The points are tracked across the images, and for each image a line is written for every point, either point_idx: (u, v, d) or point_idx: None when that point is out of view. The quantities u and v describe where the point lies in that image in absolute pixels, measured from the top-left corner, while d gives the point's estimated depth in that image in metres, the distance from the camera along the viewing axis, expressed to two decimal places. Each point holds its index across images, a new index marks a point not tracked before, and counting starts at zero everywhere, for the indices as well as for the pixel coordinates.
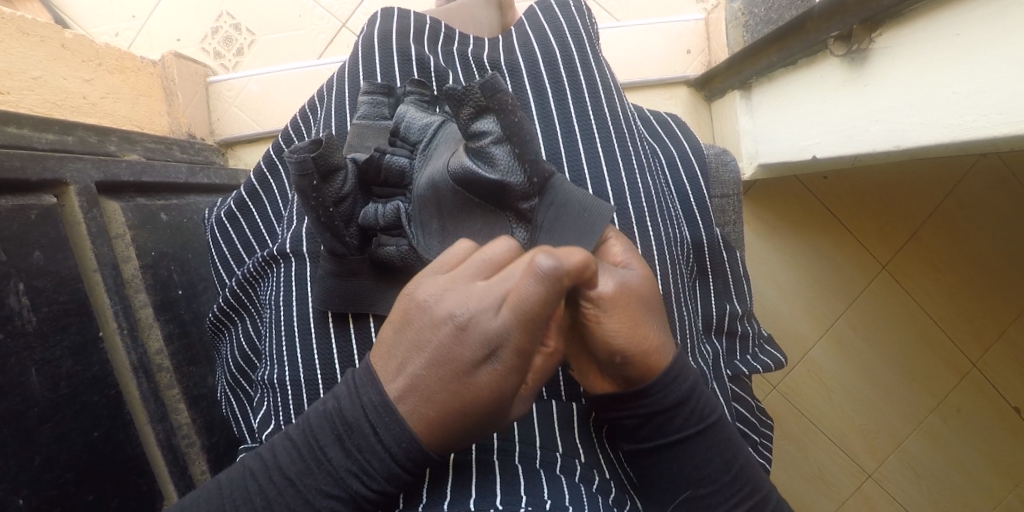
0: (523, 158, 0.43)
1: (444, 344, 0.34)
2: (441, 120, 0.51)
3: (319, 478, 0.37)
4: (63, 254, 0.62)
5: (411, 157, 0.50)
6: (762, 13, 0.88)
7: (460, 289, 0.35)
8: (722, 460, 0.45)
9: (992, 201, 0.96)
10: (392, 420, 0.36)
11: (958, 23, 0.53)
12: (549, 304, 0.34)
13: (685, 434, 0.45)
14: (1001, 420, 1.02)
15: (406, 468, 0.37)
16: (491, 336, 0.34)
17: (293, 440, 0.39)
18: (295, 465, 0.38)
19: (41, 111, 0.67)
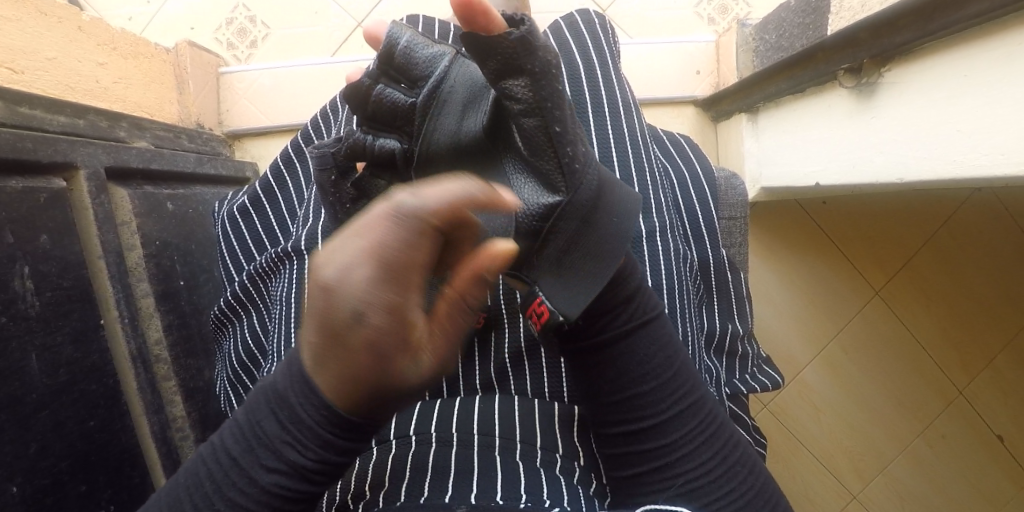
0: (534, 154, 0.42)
1: (312, 292, 0.29)
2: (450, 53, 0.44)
3: (258, 452, 0.35)
4: (69, 239, 0.61)
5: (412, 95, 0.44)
6: (773, 40, 0.89)
7: (348, 243, 0.28)
8: (698, 425, 0.47)
9: (984, 234, 0.99)
10: (309, 389, 0.34)
11: (967, 65, 0.55)
12: (405, 250, 0.28)
13: (670, 414, 0.46)
14: (985, 447, 1.04)
15: (339, 436, 0.34)
16: (349, 286, 0.28)
17: (236, 422, 0.37)
18: (238, 445, 0.36)
19: (53, 93, 0.67)
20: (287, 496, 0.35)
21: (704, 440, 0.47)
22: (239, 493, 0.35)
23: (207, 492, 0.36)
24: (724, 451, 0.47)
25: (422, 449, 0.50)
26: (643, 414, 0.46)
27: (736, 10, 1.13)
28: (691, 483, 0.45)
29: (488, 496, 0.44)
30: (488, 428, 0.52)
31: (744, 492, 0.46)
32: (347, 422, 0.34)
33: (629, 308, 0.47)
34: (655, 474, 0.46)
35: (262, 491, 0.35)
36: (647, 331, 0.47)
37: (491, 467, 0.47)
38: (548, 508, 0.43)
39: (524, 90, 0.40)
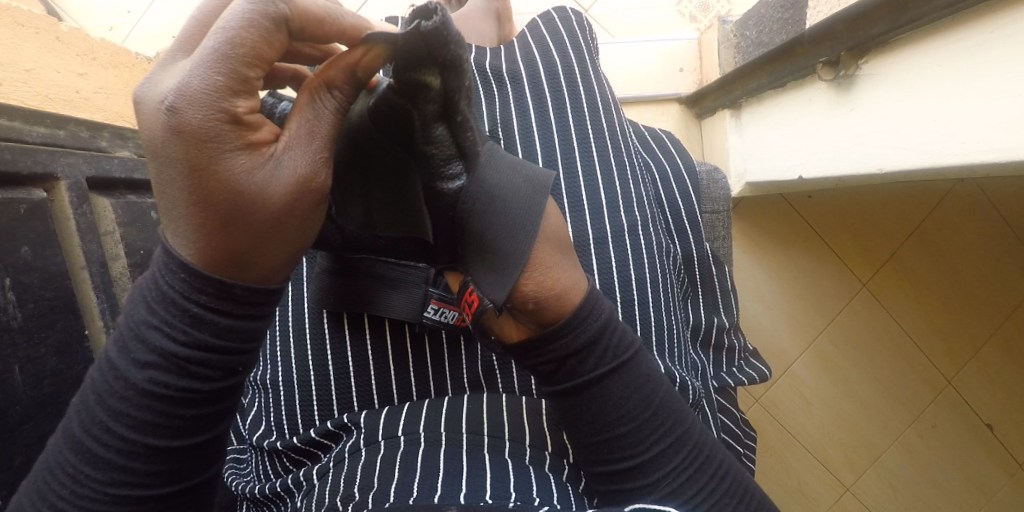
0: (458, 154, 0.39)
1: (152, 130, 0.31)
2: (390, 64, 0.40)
3: (130, 346, 0.34)
4: (51, 250, 0.61)
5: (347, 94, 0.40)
6: (753, 36, 0.90)
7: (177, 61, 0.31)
8: (683, 461, 0.47)
9: (965, 223, 1.01)
10: (170, 256, 0.33)
11: (941, 54, 0.56)
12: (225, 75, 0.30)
13: (653, 454, 0.46)
14: (973, 435, 1.05)
15: (207, 306, 0.33)
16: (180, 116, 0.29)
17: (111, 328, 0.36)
18: (113, 347, 0.35)
19: (33, 103, 0.66)
20: (163, 390, 0.34)
21: (690, 475, 0.47)
22: (115, 394, 0.34)
23: (90, 406, 0.35)
24: (711, 484, 0.47)
25: (409, 450, 0.50)
26: (624, 453, 0.47)
27: (716, 8, 1.14)
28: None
29: (472, 493, 0.44)
30: (475, 425, 0.53)
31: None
32: (212, 284, 0.33)
33: (597, 354, 0.46)
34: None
35: (136, 387, 0.34)
36: (624, 373, 0.47)
37: (478, 466, 0.48)
38: (535, 505, 0.43)
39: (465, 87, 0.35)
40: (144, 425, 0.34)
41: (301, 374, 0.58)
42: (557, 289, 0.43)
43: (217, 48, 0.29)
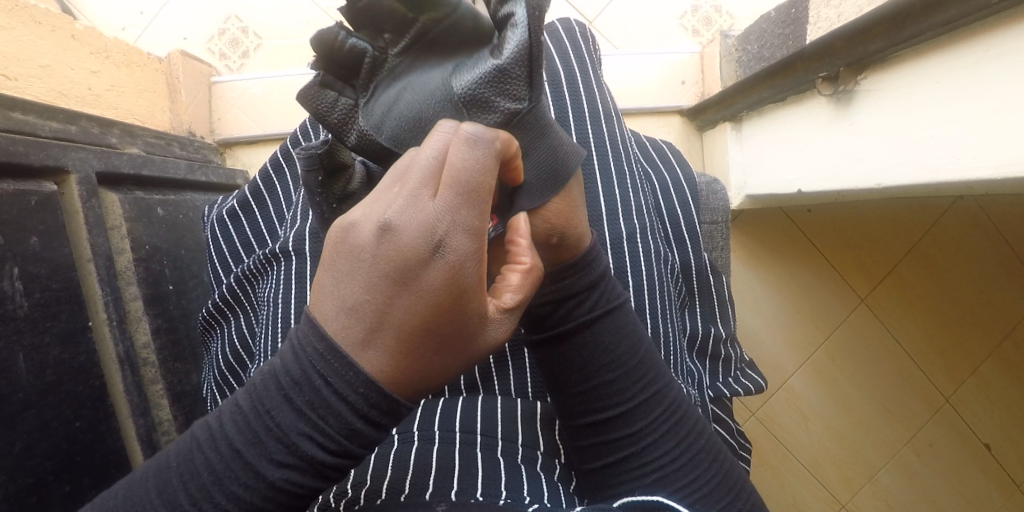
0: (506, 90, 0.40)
1: (370, 249, 0.32)
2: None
3: (269, 445, 0.33)
4: (59, 242, 0.62)
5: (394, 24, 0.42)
6: (755, 50, 0.91)
7: (422, 194, 0.33)
8: (662, 413, 0.49)
9: (966, 242, 1.01)
10: (341, 364, 0.33)
11: (937, 71, 0.57)
12: (474, 184, 0.33)
13: (633, 403, 0.48)
14: (970, 453, 1.05)
15: (369, 421, 0.34)
16: (429, 226, 0.32)
17: (240, 408, 0.34)
18: (243, 435, 0.34)
19: (46, 99, 0.68)
20: (297, 489, 0.34)
21: (670, 429, 0.49)
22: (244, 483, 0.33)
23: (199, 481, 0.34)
24: (687, 440, 0.49)
25: (404, 448, 0.51)
26: (607, 404, 0.48)
27: (720, 23, 1.16)
28: (658, 472, 0.48)
29: (466, 489, 0.45)
30: (470, 424, 0.54)
31: (710, 478, 0.49)
32: (387, 398, 0.33)
33: (592, 296, 0.48)
34: (625, 462, 0.49)
35: (273, 484, 0.33)
36: (614, 318, 0.49)
37: (470, 464, 0.49)
38: (526, 503, 0.44)
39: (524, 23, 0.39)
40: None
41: None
42: (579, 230, 0.45)
43: (467, 186, 0.33)
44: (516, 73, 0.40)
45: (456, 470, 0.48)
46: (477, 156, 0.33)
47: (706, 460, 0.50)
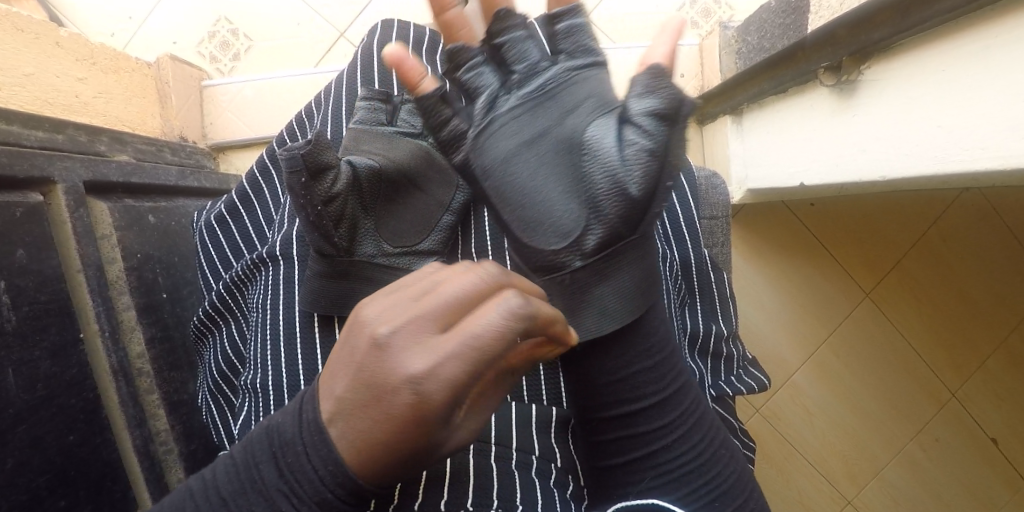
0: (617, 173, 0.44)
1: (362, 359, 0.31)
2: (596, 58, 0.49)
3: (251, 499, 0.33)
4: (47, 253, 0.61)
5: (547, 69, 0.48)
6: (755, 41, 0.88)
7: (421, 319, 0.30)
8: (690, 406, 0.49)
9: (970, 234, 1.00)
10: (319, 439, 0.32)
11: (942, 59, 0.56)
12: (492, 344, 0.30)
13: (666, 393, 0.48)
14: (977, 450, 1.03)
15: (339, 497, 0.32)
16: (410, 368, 0.29)
17: (233, 459, 0.35)
18: (230, 486, 0.34)
19: (32, 108, 0.67)
20: None
21: (694, 423, 0.48)
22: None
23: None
24: (710, 434, 0.49)
25: None
26: (643, 393, 0.47)
27: (719, 14, 1.13)
28: (683, 467, 0.47)
29: None
30: None
31: (732, 475, 0.49)
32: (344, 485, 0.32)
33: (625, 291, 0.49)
34: (652, 458, 0.47)
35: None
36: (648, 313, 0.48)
37: (464, 471, 0.48)
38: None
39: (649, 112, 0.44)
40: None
41: (291, 377, 0.56)
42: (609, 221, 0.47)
43: (480, 345, 0.30)
44: (630, 161, 0.44)
45: (451, 479, 0.48)
46: (501, 316, 0.30)
47: (728, 458, 0.49)
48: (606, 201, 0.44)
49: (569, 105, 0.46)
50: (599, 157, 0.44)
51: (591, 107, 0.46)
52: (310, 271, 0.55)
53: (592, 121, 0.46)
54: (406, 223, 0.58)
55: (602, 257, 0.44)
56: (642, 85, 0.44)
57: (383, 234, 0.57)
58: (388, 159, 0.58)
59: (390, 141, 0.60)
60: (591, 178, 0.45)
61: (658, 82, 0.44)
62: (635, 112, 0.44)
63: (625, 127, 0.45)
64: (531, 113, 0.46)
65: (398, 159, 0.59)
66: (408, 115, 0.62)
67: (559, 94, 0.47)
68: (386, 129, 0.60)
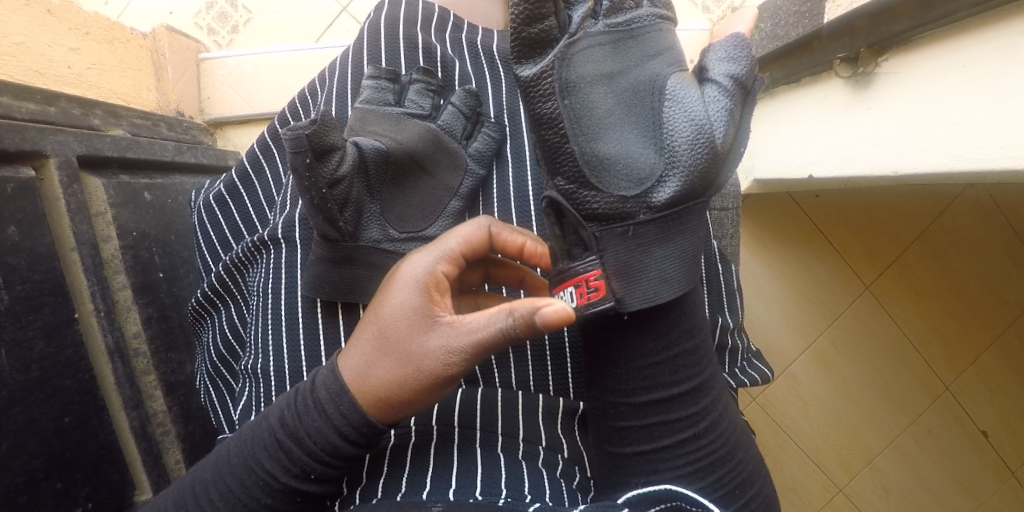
0: (708, 136, 0.45)
1: (391, 284, 0.48)
2: (654, 18, 0.49)
3: (309, 417, 0.44)
4: (40, 231, 0.59)
5: (617, 27, 0.47)
6: (769, 29, 0.85)
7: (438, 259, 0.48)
8: (714, 400, 0.50)
9: (976, 230, 0.96)
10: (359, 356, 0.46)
11: (964, 55, 0.54)
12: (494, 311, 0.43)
13: (693, 388, 0.48)
14: (970, 443, 1.03)
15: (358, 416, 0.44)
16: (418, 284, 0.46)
17: (290, 392, 0.47)
18: (289, 411, 0.45)
19: (23, 79, 0.64)
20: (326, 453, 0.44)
21: (719, 416, 0.50)
22: (285, 468, 0.44)
23: (252, 463, 0.45)
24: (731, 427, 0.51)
25: (401, 444, 0.50)
26: (671, 387, 0.48)
27: None
28: (706, 458, 0.49)
29: (467, 487, 0.45)
30: (470, 420, 0.53)
31: (746, 467, 0.51)
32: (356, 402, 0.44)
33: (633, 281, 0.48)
34: (677, 446, 0.48)
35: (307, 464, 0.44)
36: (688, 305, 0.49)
37: (470, 461, 0.48)
38: (528, 502, 0.44)
39: (722, 82, 0.47)
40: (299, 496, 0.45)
41: (293, 363, 0.56)
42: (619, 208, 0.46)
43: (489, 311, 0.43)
44: (714, 124, 0.45)
45: (456, 468, 0.47)
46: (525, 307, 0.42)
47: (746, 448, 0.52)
48: (688, 151, 0.45)
49: (656, 56, 0.48)
50: (695, 120, 0.45)
51: (669, 62, 0.48)
52: (314, 256, 0.54)
53: (675, 73, 0.47)
54: (412, 208, 0.57)
55: (671, 213, 0.45)
56: (724, 54, 0.48)
57: (389, 218, 0.56)
58: (396, 141, 0.57)
59: (398, 122, 0.58)
60: (671, 127, 0.45)
61: (742, 57, 0.48)
62: (714, 74, 0.47)
63: (703, 89, 0.47)
64: (619, 52, 0.46)
65: (405, 140, 0.57)
66: (416, 95, 0.60)
67: (645, 42, 0.47)
68: (393, 109, 0.59)
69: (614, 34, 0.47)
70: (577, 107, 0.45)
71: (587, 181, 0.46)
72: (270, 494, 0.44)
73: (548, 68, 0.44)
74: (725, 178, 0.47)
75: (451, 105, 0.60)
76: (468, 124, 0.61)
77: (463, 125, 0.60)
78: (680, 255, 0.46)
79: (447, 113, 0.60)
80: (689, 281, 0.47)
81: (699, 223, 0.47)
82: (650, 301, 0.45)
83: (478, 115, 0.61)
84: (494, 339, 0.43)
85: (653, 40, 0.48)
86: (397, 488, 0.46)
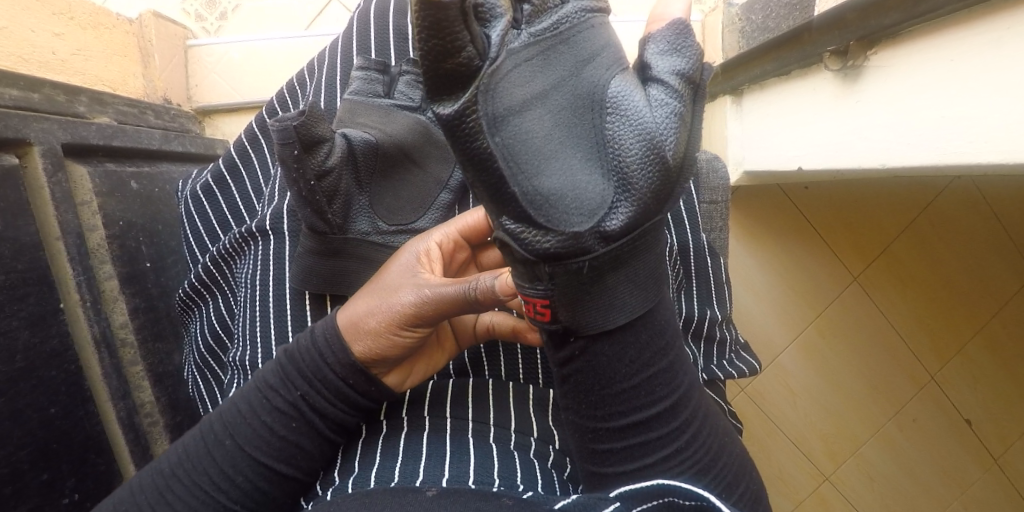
0: (662, 154, 0.40)
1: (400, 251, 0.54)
2: (583, 14, 0.42)
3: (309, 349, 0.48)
4: (23, 220, 0.58)
5: (541, 32, 0.39)
6: (760, 20, 0.84)
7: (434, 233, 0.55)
8: (692, 411, 0.47)
9: (960, 222, 0.98)
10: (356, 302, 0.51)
11: (952, 49, 0.55)
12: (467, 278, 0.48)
13: (668, 403, 0.45)
14: (953, 431, 1.05)
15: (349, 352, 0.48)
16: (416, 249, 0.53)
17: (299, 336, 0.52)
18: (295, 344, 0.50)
19: (5, 65, 0.63)
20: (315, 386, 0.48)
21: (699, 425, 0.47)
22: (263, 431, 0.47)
23: (251, 417, 0.47)
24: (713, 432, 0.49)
25: (393, 435, 0.51)
26: (646, 403, 0.45)
27: None
28: (693, 467, 0.46)
29: (458, 478, 0.45)
30: (460, 411, 0.53)
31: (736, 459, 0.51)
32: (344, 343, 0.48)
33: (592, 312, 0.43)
34: (660, 463, 0.45)
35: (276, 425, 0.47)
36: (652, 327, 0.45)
37: (462, 452, 0.48)
38: (520, 491, 0.45)
39: (660, 88, 0.43)
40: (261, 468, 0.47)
41: None
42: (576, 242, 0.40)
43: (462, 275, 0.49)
44: (663, 140, 0.40)
45: (447, 457, 0.48)
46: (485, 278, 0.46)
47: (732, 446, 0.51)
48: (641, 171, 0.39)
49: (597, 60, 0.42)
50: (646, 137, 0.40)
51: (605, 67, 0.42)
52: (301, 247, 0.54)
53: (620, 78, 0.42)
54: (401, 201, 0.57)
55: (627, 242, 0.40)
56: (669, 45, 0.44)
57: (378, 211, 0.56)
58: (385, 133, 0.56)
59: (387, 114, 0.57)
60: (620, 145, 0.40)
61: (685, 47, 0.44)
62: (658, 73, 0.43)
63: (651, 92, 0.43)
64: (553, 60, 0.40)
65: (395, 133, 0.57)
66: (406, 87, 0.59)
67: (579, 46, 0.41)
68: (382, 101, 0.58)
69: (540, 43, 0.39)
70: (515, 140, 0.37)
71: (534, 221, 0.38)
72: (273, 416, 0.47)
73: (475, 100, 0.35)
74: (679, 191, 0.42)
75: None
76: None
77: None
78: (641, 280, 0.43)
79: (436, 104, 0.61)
80: (647, 300, 0.43)
81: (655, 241, 0.43)
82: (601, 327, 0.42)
83: None
84: (457, 299, 0.47)
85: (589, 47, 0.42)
86: (387, 479, 0.46)
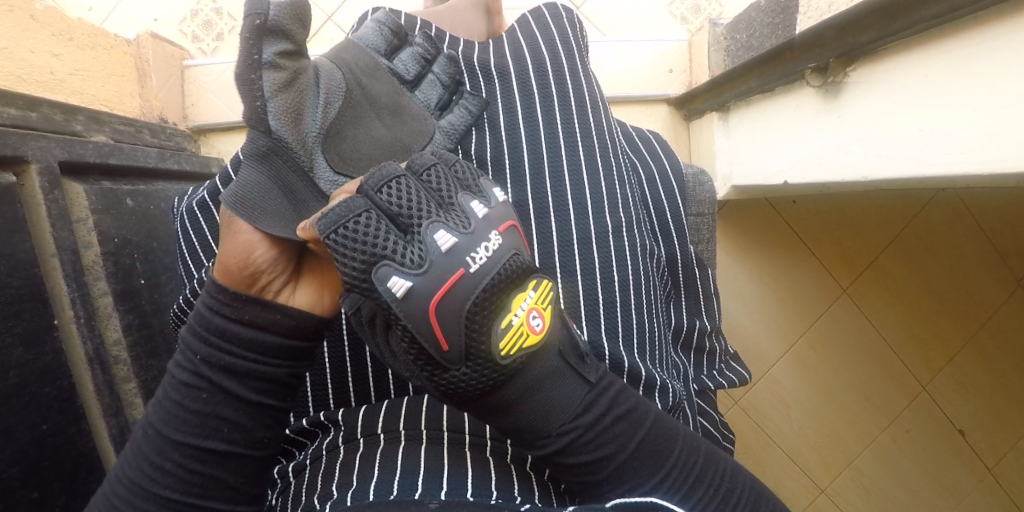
0: None
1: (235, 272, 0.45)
2: (496, 250, 0.43)
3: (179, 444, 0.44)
4: (19, 237, 0.59)
5: (427, 259, 0.41)
6: (744, 39, 0.89)
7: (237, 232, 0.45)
8: (686, 454, 0.48)
9: (942, 235, 1.01)
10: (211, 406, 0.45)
11: (926, 65, 0.57)
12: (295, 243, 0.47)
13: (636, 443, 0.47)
14: (945, 441, 1.06)
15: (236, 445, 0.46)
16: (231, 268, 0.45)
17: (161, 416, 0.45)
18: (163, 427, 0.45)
19: (4, 84, 0.64)
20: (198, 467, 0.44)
21: (697, 458, 0.48)
22: (160, 418, 0.45)
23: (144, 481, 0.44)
24: (705, 458, 0.49)
25: (392, 447, 0.51)
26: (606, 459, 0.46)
27: (709, 10, 1.13)
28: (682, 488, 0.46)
29: (459, 488, 0.46)
30: (458, 424, 0.53)
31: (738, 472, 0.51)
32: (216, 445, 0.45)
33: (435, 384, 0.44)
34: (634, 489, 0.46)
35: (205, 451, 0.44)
36: (607, 390, 0.48)
37: (461, 464, 0.49)
38: (518, 503, 0.45)
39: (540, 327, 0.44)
40: (171, 502, 0.44)
41: None
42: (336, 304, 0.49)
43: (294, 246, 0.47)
44: None
45: (445, 467, 0.48)
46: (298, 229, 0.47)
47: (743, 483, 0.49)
48: (475, 385, 0.43)
49: (428, 250, 0.41)
50: (485, 367, 0.42)
51: (490, 284, 0.42)
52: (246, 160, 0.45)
53: (417, 276, 0.40)
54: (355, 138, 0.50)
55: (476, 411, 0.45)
56: (406, 336, 0.41)
57: (330, 150, 0.48)
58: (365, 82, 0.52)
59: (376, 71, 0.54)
60: (470, 366, 0.42)
61: (475, 362, 0.42)
62: (522, 307, 0.43)
63: (438, 319, 0.40)
64: (387, 232, 0.41)
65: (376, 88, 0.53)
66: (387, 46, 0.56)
67: (481, 272, 0.42)
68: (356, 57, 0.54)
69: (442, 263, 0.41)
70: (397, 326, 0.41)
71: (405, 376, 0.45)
72: (176, 478, 0.44)
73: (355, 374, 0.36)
74: (532, 412, 0.45)
75: (432, 74, 0.58)
76: (446, 94, 0.58)
77: (439, 95, 0.58)
78: (554, 399, 0.45)
79: (427, 83, 0.57)
80: (591, 401, 0.47)
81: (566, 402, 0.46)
82: (546, 412, 0.45)
83: (456, 84, 0.59)
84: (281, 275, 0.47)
85: (468, 231, 0.42)
86: (387, 491, 0.46)
